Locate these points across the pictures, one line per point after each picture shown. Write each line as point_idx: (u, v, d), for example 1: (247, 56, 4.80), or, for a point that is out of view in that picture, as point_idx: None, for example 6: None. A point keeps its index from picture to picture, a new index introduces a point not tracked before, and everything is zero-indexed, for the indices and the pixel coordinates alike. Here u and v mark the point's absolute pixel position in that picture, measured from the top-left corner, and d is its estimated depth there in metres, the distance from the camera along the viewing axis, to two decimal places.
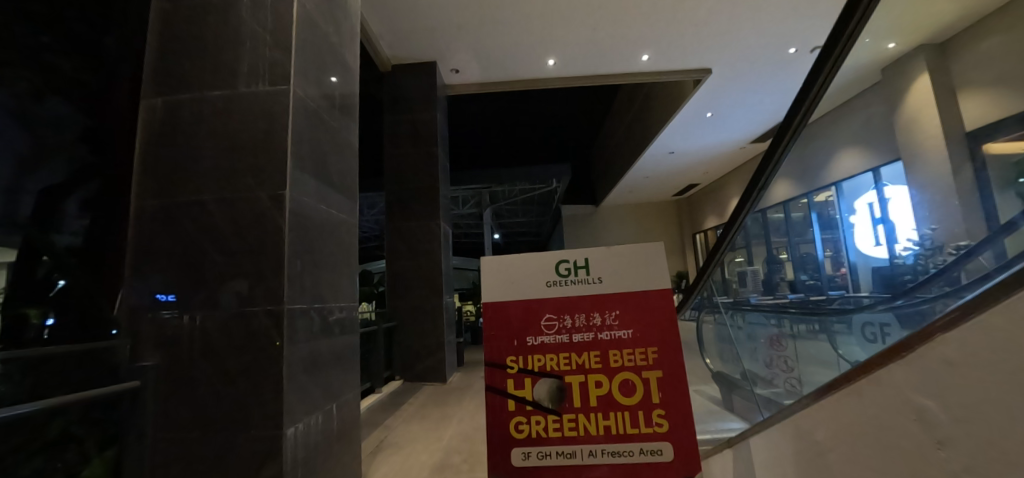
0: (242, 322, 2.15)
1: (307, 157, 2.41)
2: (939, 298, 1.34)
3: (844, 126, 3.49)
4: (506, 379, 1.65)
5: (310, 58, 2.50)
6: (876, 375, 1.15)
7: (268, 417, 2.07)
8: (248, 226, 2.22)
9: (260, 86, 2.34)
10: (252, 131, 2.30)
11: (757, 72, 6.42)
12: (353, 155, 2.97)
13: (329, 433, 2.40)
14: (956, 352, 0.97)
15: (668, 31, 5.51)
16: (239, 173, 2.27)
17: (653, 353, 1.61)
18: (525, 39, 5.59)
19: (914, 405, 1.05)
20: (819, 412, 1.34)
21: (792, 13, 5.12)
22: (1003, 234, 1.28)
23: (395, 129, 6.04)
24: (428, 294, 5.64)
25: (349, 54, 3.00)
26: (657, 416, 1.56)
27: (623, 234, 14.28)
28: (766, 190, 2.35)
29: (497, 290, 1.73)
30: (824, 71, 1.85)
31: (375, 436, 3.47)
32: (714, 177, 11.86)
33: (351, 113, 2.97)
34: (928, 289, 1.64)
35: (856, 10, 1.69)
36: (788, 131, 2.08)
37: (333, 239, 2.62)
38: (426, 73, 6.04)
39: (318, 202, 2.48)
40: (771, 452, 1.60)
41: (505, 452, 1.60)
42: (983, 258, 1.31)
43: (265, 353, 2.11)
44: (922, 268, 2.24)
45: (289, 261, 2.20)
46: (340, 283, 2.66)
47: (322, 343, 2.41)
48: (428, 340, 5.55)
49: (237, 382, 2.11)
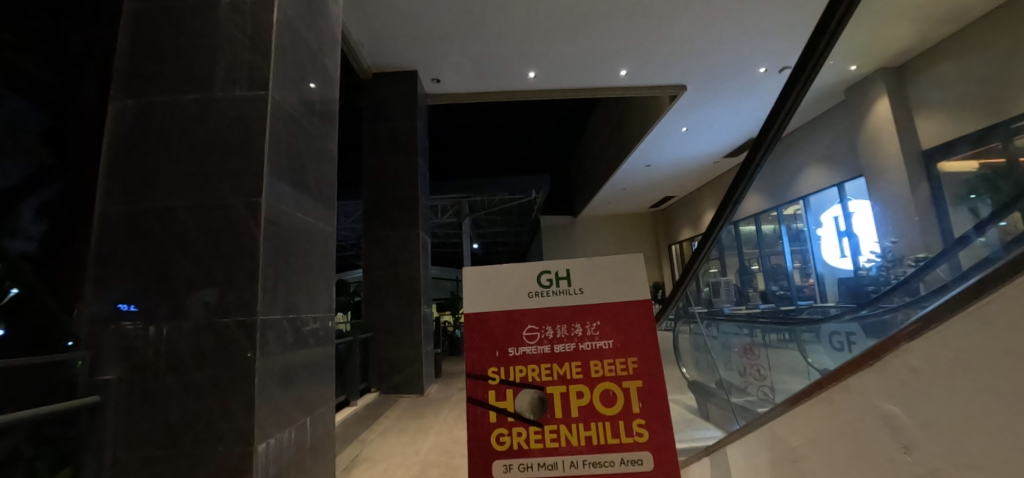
0: (213, 334, 2.07)
1: (284, 165, 2.36)
2: (901, 308, 1.41)
3: (812, 141, 3.64)
4: (488, 391, 1.63)
5: (289, 64, 2.46)
6: (846, 383, 1.19)
7: (238, 433, 1.99)
8: (222, 233, 2.15)
9: (238, 90, 2.28)
10: (226, 135, 2.24)
11: (729, 88, 6.68)
12: (332, 162, 2.93)
13: (302, 448, 2.33)
14: (921, 360, 0.99)
15: (645, 47, 5.68)
16: (212, 178, 2.20)
17: (634, 363, 1.63)
18: (506, 51, 5.67)
19: (882, 411, 1.08)
20: (793, 419, 1.38)
21: (762, 33, 5.36)
22: (957, 247, 1.37)
23: (374, 137, 6.00)
24: (406, 304, 5.56)
25: (330, 61, 2.98)
26: (638, 426, 1.57)
27: (600, 245, 14.54)
28: (740, 204, 2.43)
29: (481, 301, 1.72)
30: (798, 86, 1.92)
31: (350, 450, 3.38)
32: (689, 190, 12.23)
33: (330, 120, 2.94)
34: (891, 299, 1.72)
35: (824, 33, 1.78)
36: (762, 147, 2.16)
37: (310, 248, 2.58)
38: (407, 82, 6.04)
39: (294, 209, 2.43)
40: (748, 459, 1.62)
41: (487, 465, 1.57)
42: (940, 270, 1.38)
43: (238, 365, 2.04)
44: (884, 278, 2.36)
45: (262, 270, 2.13)
46: (316, 291, 2.61)
47: (294, 355, 2.34)
48: (406, 351, 5.46)
49: (205, 396, 2.02)
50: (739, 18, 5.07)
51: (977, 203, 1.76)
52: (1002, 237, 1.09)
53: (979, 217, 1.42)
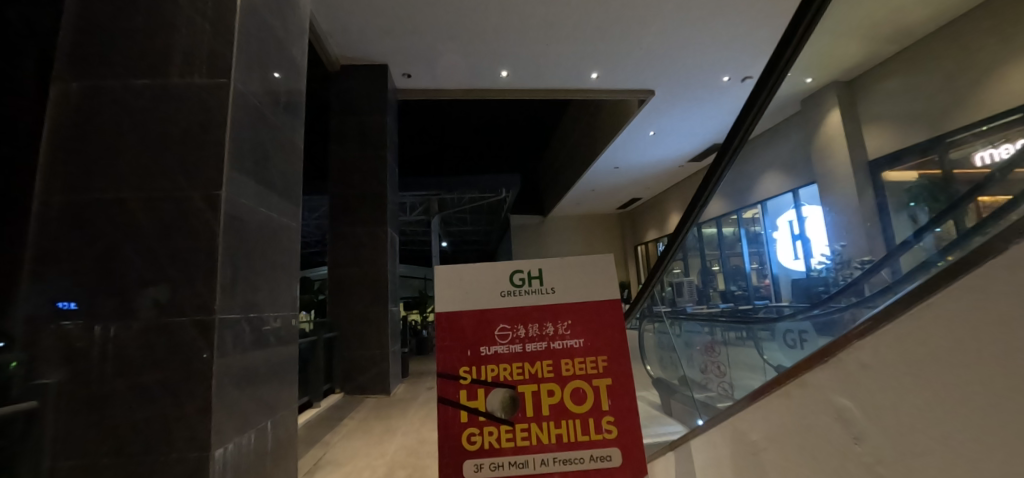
0: (166, 334, 1.96)
1: (246, 157, 2.26)
2: (848, 308, 1.51)
3: (771, 148, 3.81)
4: (459, 390, 1.62)
5: (252, 52, 2.35)
6: (803, 379, 1.24)
7: (192, 438, 1.89)
8: (177, 228, 2.04)
9: (197, 77, 2.16)
10: (183, 124, 2.12)
11: (694, 95, 6.91)
12: (297, 155, 2.83)
13: (261, 453, 2.23)
14: (872, 356, 1.02)
15: (615, 52, 5.80)
16: (167, 169, 2.08)
17: (603, 361, 1.67)
18: (479, 49, 5.64)
19: (836, 405, 1.13)
20: (754, 413, 1.45)
21: (726, 43, 5.58)
22: (899, 251, 1.48)
23: (341, 131, 5.85)
24: (373, 303, 5.44)
25: (297, 50, 2.87)
26: (607, 423, 1.61)
27: (569, 245, 14.75)
28: (704, 208, 2.52)
29: (452, 300, 1.71)
30: (761, 97, 1.99)
31: (313, 453, 3.28)
32: (654, 192, 12.60)
33: (295, 112, 2.83)
34: (840, 299, 1.84)
35: (787, 48, 1.84)
36: (726, 153, 2.24)
37: (272, 244, 2.47)
38: (377, 76, 5.91)
39: (256, 204, 2.33)
40: (711, 452, 1.68)
41: (456, 466, 1.56)
42: (884, 272, 1.49)
43: (192, 367, 1.94)
44: (833, 280, 2.52)
45: (221, 268, 2.03)
46: (278, 290, 2.51)
47: (254, 355, 2.24)
48: (372, 350, 5.35)
49: (156, 399, 1.91)
50: (705, 27, 5.27)
51: (915, 211, 1.91)
52: (936, 243, 1.19)
53: (918, 224, 1.54)
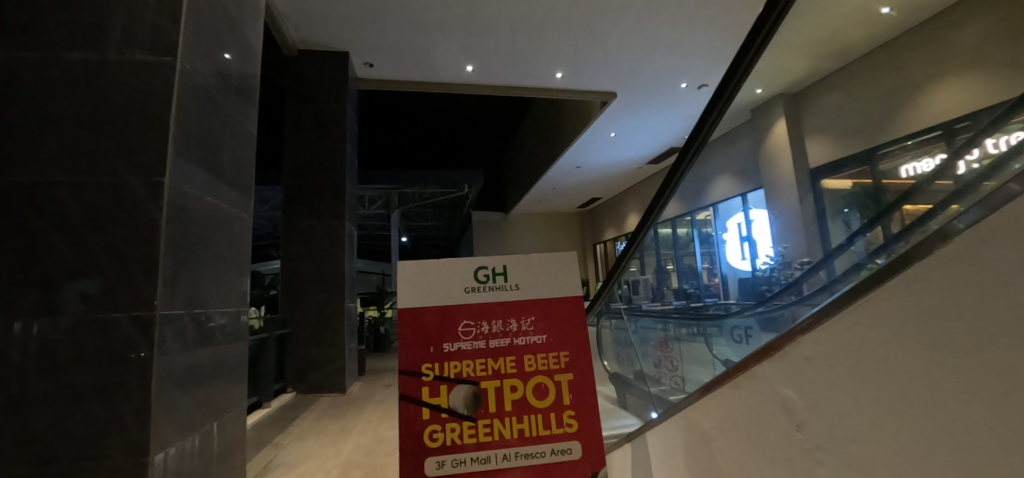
0: (98, 332, 1.80)
1: (192, 143, 2.11)
2: (789, 305, 1.63)
3: (724, 154, 4.01)
4: (421, 387, 1.60)
5: (202, 31, 2.20)
6: (751, 372, 1.32)
7: (129, 443, 1.76)
8: (112, 217, 1.88)
9: (137, 53, 1.99)
10: (121, 104, 1.95)
11: (654, 99, 7.16)
12: (249, 142, 2.67)
13: (205, 456, 2.10)
14: (812, 349, 1.08)
15: (580, 53, 5.90)
16: (101, 153, 1.91)
17: (565, 357, 1.70)
18: (444, 42, 5.56)
19: (779, 395, 1.20)
20: (706, 404, 1.52)
21: (685, 51, 5.81)
22: (834, 254, 1.61)
23: (297, 119, 5.60)
24: (329, 298, 5.25)
25: (250, 31, 2.71)
26: (568, 417, 1.65)
27: (530, 242, 14.88)
28: (662, 209, 2.62)
29: (415, 296, 1.68)
30: (718, 106, 2.08)
31: (262, 455, 3.13)
32: (613, 193, 12.95)
33: (248, 96, 2.67)
34: (782, 297, 1.97)
35: (742, 60, 1.94)
36: (684, 158, 2.33)
37: (220, 236, 2.33)
38: (337, 64, 5.69)
39: (203, 193, 2.18)
40: (665, 443, 1.76)
41: (418, 463, 1.55)
42: (821, 273, 1.62)
43: (129, 367, 1.80)
44: (776, 279, 2.71)
45: (163, 261, 1.90)
46: (226, 284, 2.37)
47: (199, 354, 2.10)
48: (327, 348, 5.17)
49: (86, 402, 1.76)
50: (666, 33, 5.46)
51: (849, 217, 2.08)
52: (867, 247, 1.31)
53: (852, 229, 1.68)
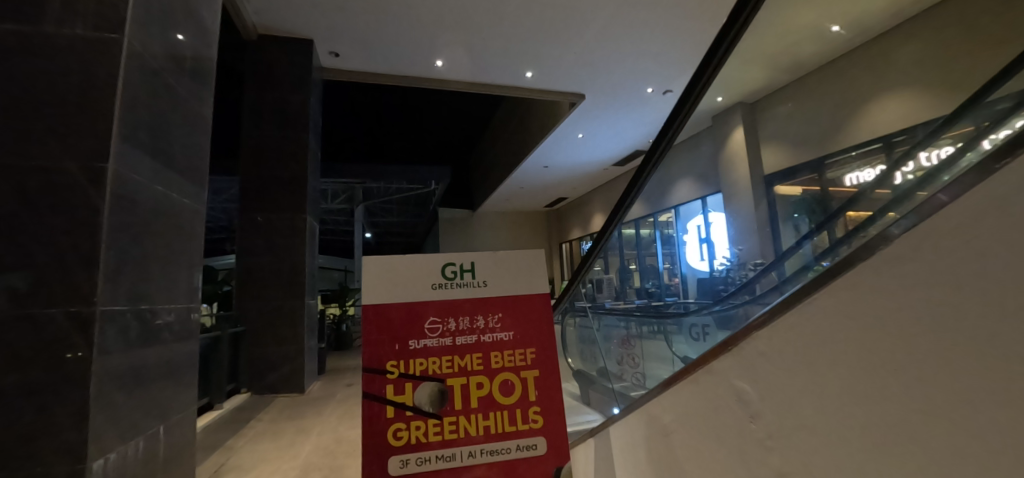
0: (29, 329, 1.66)
1: (140, 127, 1.97)
2: (744, 304, 1.72)
3: (686, 159, 4.17)
4: (385, 385, 1.57)
5: (152, 7, 2.05)
6: (709, 366, 1.38)
7: (63, 448, 1.63)
8: (46, 205, 1.73)
9: (78, 28, 1.84)
10: (58, 83, 1.79)
11: (621, 103, 7.33)
12: (203, 128, 2.53)
13: (150, 461, 1.98)
14: (765, 345, 1.14)
15: (551, 53, 5.95)
16: (34, 134, 1.75)
17: (532, 353, 1.72)
18: (414, 35, 5.46)
19: (734, 388, 1.26)
20: (666, 399, 1.58)
21: (651, 57, 5.99)
22: (784, 255, 1.71)
23: (257, 107, 5.34)
24: (288, 295, 5.06)
25: (207, 11, 2.56)
26: (533, 412, 1.67)
27: (497, 240, 14.89)
28: (627, 210, 2.69)
29: (381, 292, 1.65)
30: (681, 113, 2.16)
31: (214, 459, 2.98)
32: (580, 193, 13.17)
33: (203, 80, 2.53)
34: (737, 297, 2.08)
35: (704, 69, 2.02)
36: (649, 162, 2.41)
37: (169, 227, 2.19)
38: (300, 51, 5.47)
39: (151, 181, 2.05)
40: (627, 437, 1.82)
41: (381, 462, 1.52)
42: (773, 274, 1.72)
43: (64, 367, 1.66)
44: (731, 279, 2.85)
45: (104, 253, 1.77)
46: (175, 278, 2.23)
47: (144, 353, 1.97)
48: (285, 346, 4.98)
49: (13, 406, 1.61)
50: (634, 39, 5.60)
51: (798, 222, 2.22)
52: (813, 250, 1.40)
53: (801, 232, 1.80)
